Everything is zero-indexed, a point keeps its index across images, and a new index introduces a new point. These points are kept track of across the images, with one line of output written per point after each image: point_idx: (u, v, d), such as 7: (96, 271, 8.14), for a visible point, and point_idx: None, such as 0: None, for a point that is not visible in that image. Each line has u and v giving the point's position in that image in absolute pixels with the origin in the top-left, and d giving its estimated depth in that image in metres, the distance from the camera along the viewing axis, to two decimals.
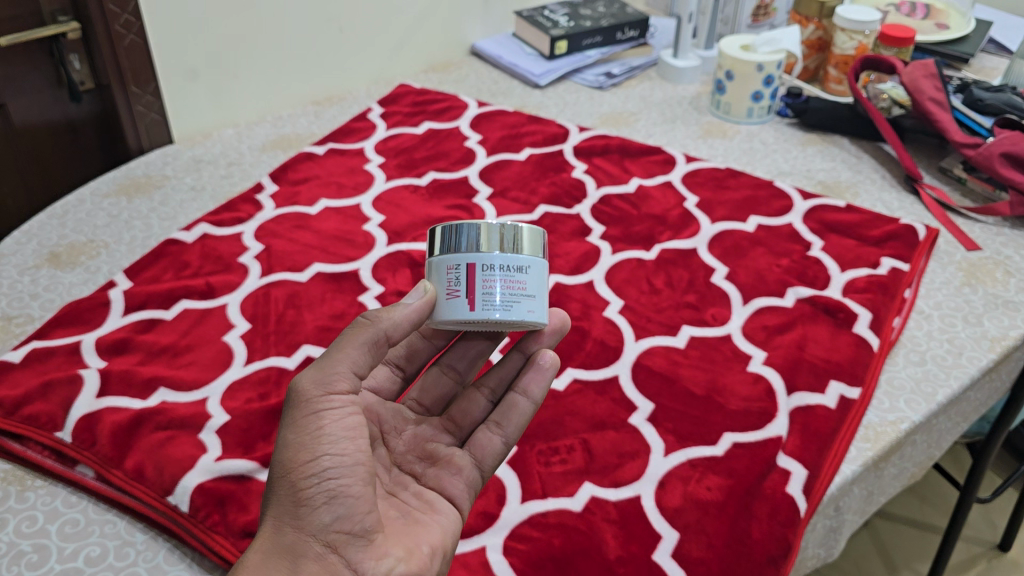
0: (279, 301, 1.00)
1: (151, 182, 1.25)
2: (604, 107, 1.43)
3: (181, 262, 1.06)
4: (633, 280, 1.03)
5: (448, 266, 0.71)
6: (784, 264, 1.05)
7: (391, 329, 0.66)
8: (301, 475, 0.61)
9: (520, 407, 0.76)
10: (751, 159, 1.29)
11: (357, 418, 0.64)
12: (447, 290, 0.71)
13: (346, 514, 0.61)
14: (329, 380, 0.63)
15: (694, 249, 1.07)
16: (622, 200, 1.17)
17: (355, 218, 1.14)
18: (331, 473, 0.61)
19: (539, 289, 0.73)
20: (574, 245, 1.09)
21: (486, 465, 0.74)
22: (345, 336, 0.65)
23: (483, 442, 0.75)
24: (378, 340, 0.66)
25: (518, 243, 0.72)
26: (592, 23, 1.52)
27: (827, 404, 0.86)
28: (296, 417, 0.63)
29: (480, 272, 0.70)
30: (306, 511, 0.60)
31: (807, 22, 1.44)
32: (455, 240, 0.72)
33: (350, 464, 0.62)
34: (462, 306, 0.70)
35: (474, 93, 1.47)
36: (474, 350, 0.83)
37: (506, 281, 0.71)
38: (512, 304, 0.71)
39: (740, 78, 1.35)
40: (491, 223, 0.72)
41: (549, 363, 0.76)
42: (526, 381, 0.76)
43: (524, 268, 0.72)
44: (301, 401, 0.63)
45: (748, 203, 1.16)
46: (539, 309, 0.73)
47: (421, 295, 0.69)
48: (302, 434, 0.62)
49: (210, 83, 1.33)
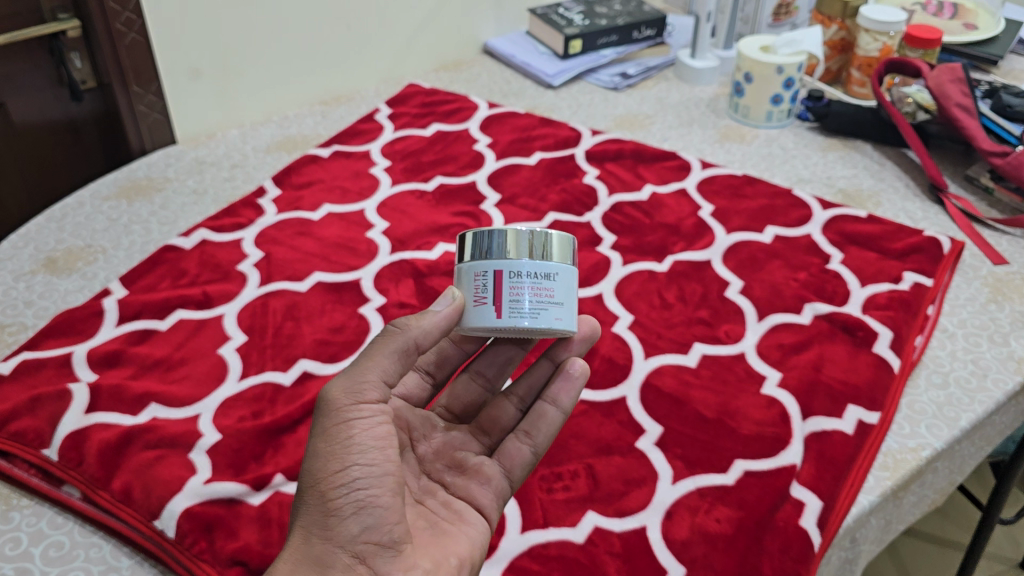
0: (277, 312, 0.97)
1: (152, 184, 1.23)
2: (618, 109, 1.39)
3: (178, 270, 1.03)
4: (643, 293, 0.99)
5: (476, 274, 0.71)
6: (801, 278, 1.01)
7: (421, 338, 0.65)
8: (331, 484, 0.60)
9: (549, 417, 0.75)
10: (769, 165, 1.25)
11: (386, 428, 0.63)
12: (475, 298, 0.71)
13: (376, 524, 0.60)
14: (359, 389, 0.62)
15: (708, 261, 1.04)
16: (634, 208, 1.13)
17: (358, 224, 1.10)
18: (360, 483, 0.60)
19: (567, 296, 0.72)
20: (583, 256, 1.05)
21: (516, 475, 0.73)
22: (374, 345, 0.64)
23: (513, 451, 0.74)
24: (406, 350, 0.65)
25: (547, 250, 0.72)
26: (607, 21, 1.48)
27: (845, 430, 0.82)
28: (327, 427, 0.62)
29: (508, 280, 0.70)
30: (336, 521, 0.60)
31: (829, 23, 1.40)
32: (482, 248, 0.72)
33: (379, 474, 0.61)
34: (489, 313, 0.70)
35: (486, 94, 1.43)
36: (505, 355, 0.81)
37: (534, 289, 0.70)
38: (540, 311, 0.70)
39: (759, 80, 1.31)
40: (519, 229, 0.71)
41: (579, 372, 0.75)
42: (556, 390, 0.75)
43: (553, 276, 0.71)
44: (331, 410, 0.62)
45: (765, 212, 1.11)
46: (567, 317, 0.72)
47: (450, 303, 0.69)
48: (332, 444, 0.61)
49: (215, 83, 1.30)
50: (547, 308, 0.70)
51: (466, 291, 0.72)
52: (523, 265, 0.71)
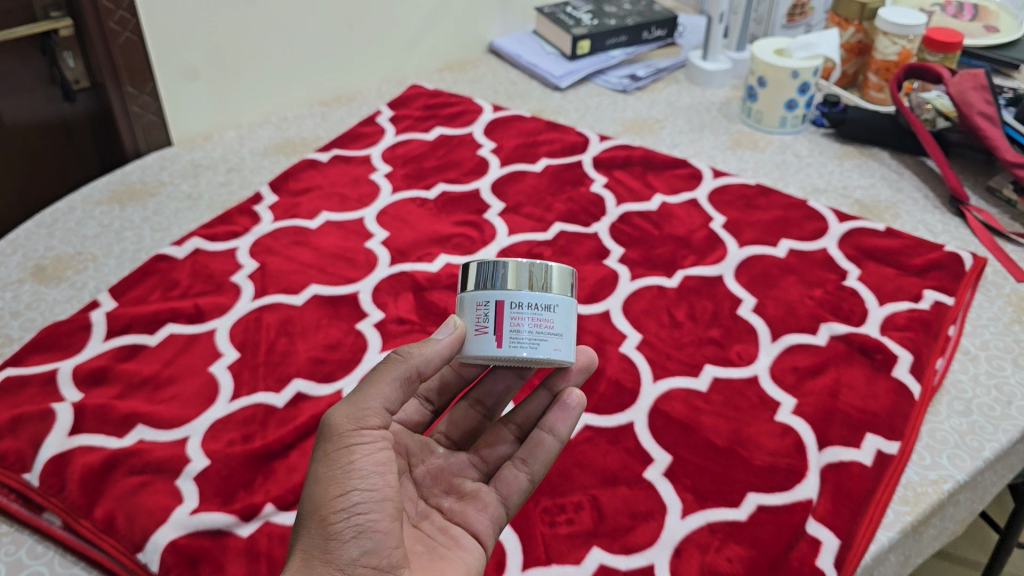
0: (270, 328, 0.93)
1: (146, 188, 1.19)
2: (627, 113, 1.35)
3: (170, 281, 0.99)
4: (652, 311, 0.95)
5: (476, 302, 0.69)
6: (816, 296, 0.97)
7: (423, 365, 0.63)
8: (331, 509, 0.57)
9: (546, 445, 0.71)
10: (783, 174, 1.21)
11: (388, 454, 0.60)
12: (475, 326, 0.69)
13: (375, 549, 0.57)
14: (361, 414, 0.60)
15: (720, 276, 1.00)
16: (642, 219, 1.09)
17: (357, 233, 1.07)
18: (360, 508, 0.57)
19: (566, 327, 0.70)
20: (590, 270, 1.01)
21: (512, 502, 0.70)
22: (377, 371, 0.62)
23: (508, 479, 0.70)
24: (409, 377, 0.63)
25: (550, 281, 0.70)
26: (617, 21, 1.44)
27: (863, 461, 0.78)
28: (327, 450, 0.59)
29: (509, 309, 0.68)
30: (334, 545, 0.57)
31: (846, 24, 1.35)
32: (483, 276, 0.70)
33: (379, 499, 0.58)
34: (488, 342, 0.68)
35: (490, 96, 1.39)
36: (504, 384, 0.79)
37: (534, 320, 0.68)
38: (539, 342, 0.68)
39: (773, 84, 1.26)
40: (519, 260, 0.69)
41: (575, 402, 0.72)
42: (551, 418, 0.71)
43: (555, 307, 0.69)
44: (332, 434, 0.59)
45: (779, 225, 1.07)
46: (567, 348, 0.70)
47: (451, 331, 0.66)
48: (333, 469, 0.58)
49: (212, 84, 1.26)
50: (547, 339, 0.68)
51: (466, 318, 0.70)
52: (525, 295, 0.69)
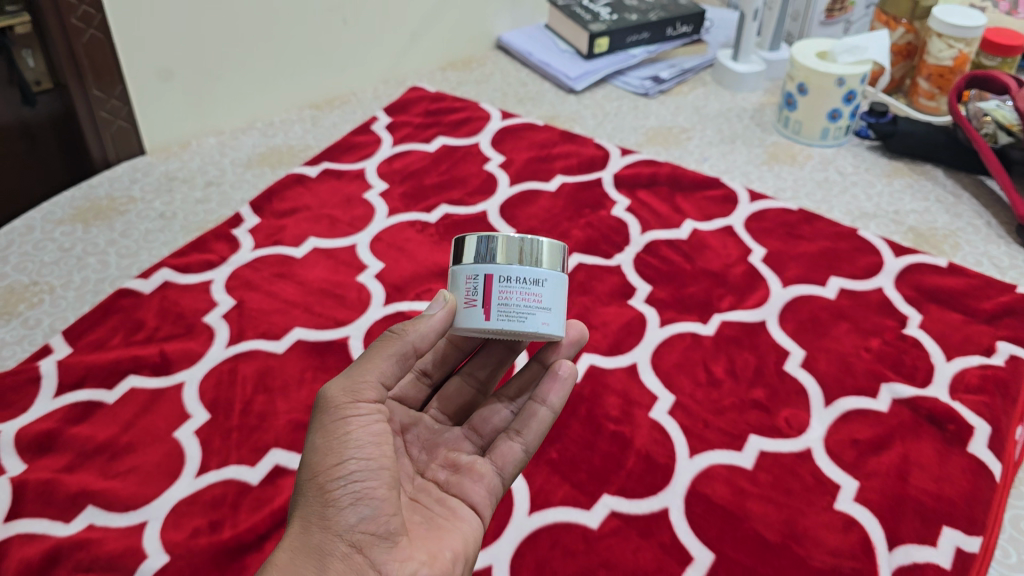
0: (247, 382, 0.81)
1: (114, 205, 1.05)
2: (650, 120, 1.22)
3: (134, 321, 0.86)
4: (685, 365, 0.83)
5: (465, 274, 0.65)
6: (873, 348, 0.86)
7: (419, 341, 0.62)
8: (328, 476, 0.56)
9: (539, 416, 0.68)
10: (826, 196, 1.08)
11: (384, 427, 0.59)
12: (463, 299, 0.65)
13: (373, 515, 0.55)
14: (356, 386, 0.59)
15: (762, 322, 0.88)
16: (672, 250, 0.96)
17: (349, 264, 0.94)
18: (357, 475, 0.56)
19: (556, 302, 0.66)
20: (614, 312, 0.89)
21: (507, 473, 0.66)
22: (374, 347, 0.61)
23: (502, 451, 0.67)
24: (405, 355, 0.61)
25: (539, 255, 0.65)
26: (638, 16, 1.30)
27: (941, 563, 0.67)
28: (323, 422, 0.58)
29: (499, 282, 0.64)
30: (332, 512, 0.55)
31: (895, 24, 1.21)
32: (472, 250, 0.65)
33: (376, 468, 0.57)
34: (476, 316, 0.64)
35: (497, 100, 1.26)
36: (497, 359, 0.77)
37: (523, 294, 0.64)
38: (528, 316, 0.64)
39: (815, 91, 1.13)
40: (510, 234, 0.65)
41: (566, 372, 0.69)
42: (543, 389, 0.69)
43: (545, 282, 0.65)
44: (328, 407, 0.58)
45: (827, 260, 0.95)
46: (556, 324, 0.66)
47: (442, 304, 0.64)
48: (329, 439, 0.57)
49: (189, 86, 1.13)
50: (536, 313, 0.64)
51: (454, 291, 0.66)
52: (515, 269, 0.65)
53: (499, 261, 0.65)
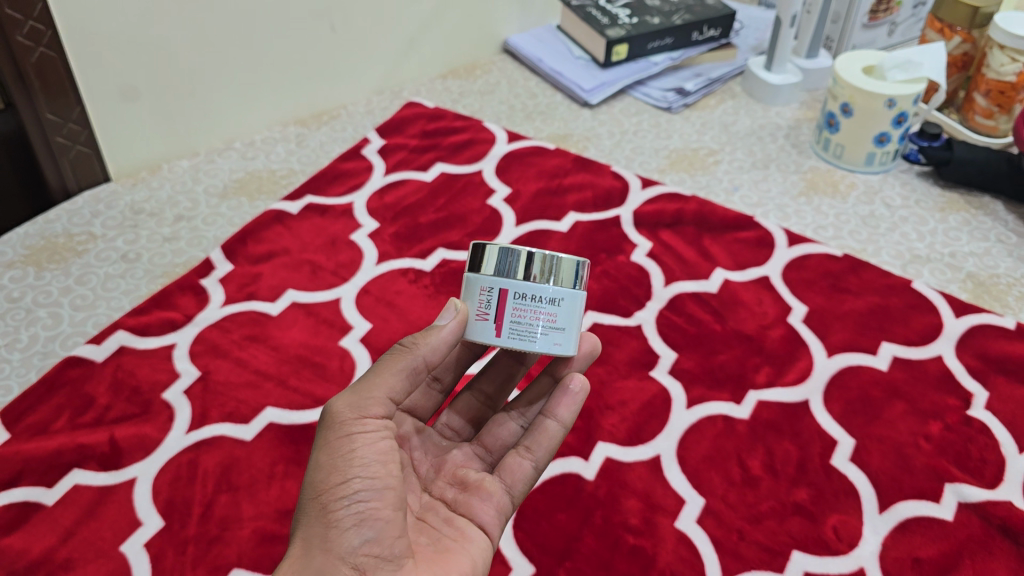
0: (209, 479, 0.70)
1: (71, 243, 0.94)
2: (673, 141, 1.09)
3: (83, 398, 0.75)
4: (715, 458, 0.72)
5: (480, 287, 0.62)
6: (934, 436, 0.74)
7: (430, 354, 0.60)
8: (332, 495, 0.54)
9: (550, 431, 0.66)
10: (871, 235, 0.96)
11: (390, 444, 0.58)
12: (476, 310, 0.61)
13: (377, 538, 0.54)
14: (364, 402, 0.57)
15: (805, 403, 0.76)
16: (699, 307, 0.85)
17: (331, 324, 0.83)
18: (362, 496, 0.54)
19: (571, 320, 0.63)
20: (634, 387, 0.77)
21: (517, 491, 0.64)
22: (384, 363, 0.59)
23: (511, 469, 0.65)
24: (416, 369, 0.60)
25: (557, 273, 0.62)
26: (661, 20, 1.17)
27: None
28: (328, 439, 0.56)
29: (514, 300, 0.61)
30: (336, 533, 0.54)
31: (950, 32, 1.07)
32: (491, 261, 0.62)
33: (382, 487, 0.55)
34: (487, 330, 0.61)
35: (503, 115, 1.14)
36: (505, 373, 0.75)
37: (536, 313, 0.61)
38: (540, 336, 0.61)
39: (861, 113, 0.99)
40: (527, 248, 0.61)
41: (578, 386, 0.66)
42: (555, 403, 0.66)
43: (561, 301, 0.62)
44: (333, 424, 0.57)
45: (878, 321, 0.83)
46: (569, 341, 0.63)
47: (453, 316, 0.61)
48: (334, 457, 0.56)
49: (158, 105, 1.00)
50: (546, 336, 0.61)
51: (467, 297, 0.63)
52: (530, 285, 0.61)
53: (516, 276, 0.61)
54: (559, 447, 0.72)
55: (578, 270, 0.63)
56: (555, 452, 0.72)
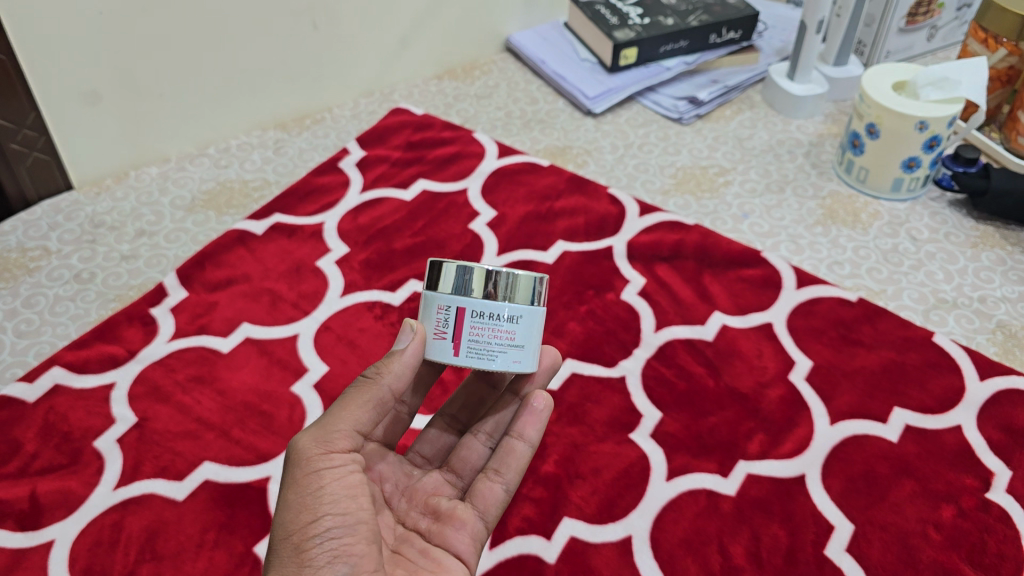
0: (132, 546, 0.64)
1: (21, 259, 0.87)
2: (681, 157, 1.00)
3: (9, 444, 0.70)
4: (693, 541, 0.64)
5: (435, 304, 0.56)
6: (945, 524, 0.65)
7: (395, 385, 0.55)
8: (302, 535, 0.50)
9: (517, 452, 0.60)
10: (893, 274, 0.86)
11: (360, 478, 0.53)
12: (432, 329, 0.56)
13: (352, 574, 0.49)
14: (329, 436, 0.53)
15: (801, 478, 0.68)
16: (692, 357, 0.76)
17: (285, 366, 0.76)
18: (334, 533, 0.50)
19: (531, 335, 0.57)
20: (609, 453, 0.70)
21: (491, 515, 0.58)
22: (349, 395, 0.55)
23: (482, 495, 0.59)
24: (383, 401, 0.55)
25: (516, 288, 0.56)
26: (676, 21, 1.07)
27: None
28: (295, 477, 0.52)
29: (471, 318, 0.55)
30: (308, 574, 0.49)
31: (995, 44, 0.94)
32: (446, 276, 0.56)
33: (353, 524, 0.51)
34: (443, 349, 0.56)
35: (498, 124, 1.06)
36: (476, 397, 0.68)
37: (495, 330, 0.56)
38: (500, 355, 0.56)
39: (888, 135, 0.88)
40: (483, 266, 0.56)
41: (543, 404, 0.61)
42: (519, 422, 0.61)
43: (522, 317, 0.56)
44: (298, 461, 0.52)
45: (891, 382, 0.74)
46: (530, 358, 0.57)
47: (410, 337, 0.56)
48: (302, 496, 0.51)
49: (123, 109, 0.92)
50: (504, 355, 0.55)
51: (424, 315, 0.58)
52: (485, 302, 0.56)
53: (472, 291, 0.56)
54: (519, 522, 0.65)
55: (540, 284, 0.57)
56: (514, 528, 0.65)
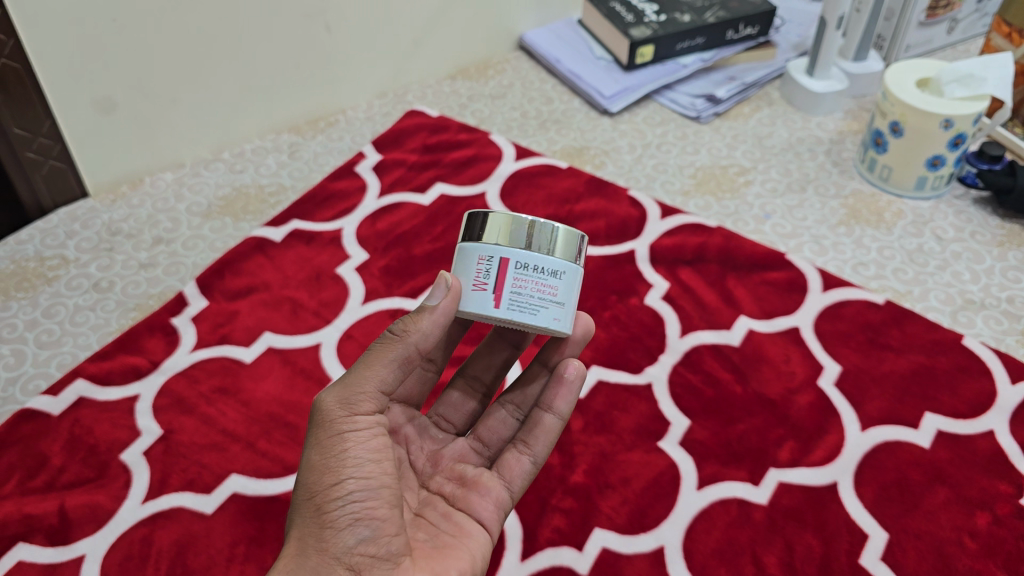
0: (162, 562, 0.63)
1: (40, 268, 0.87)
2: (700, 156, 0.99)
3: (36, 458, 0.69)
4: (726, 552, 0.63)
5: (479, 255, 0.55)
6: (980, 533, 0.64)
7: (421, 343, 0.54)
8: (325, 496, 0.50)
9: (547, 425, 0.60)
10: (919, 275, 0.85)
11: (383, 442, 0.53)
12: (473, 281, 0.55)
13: (373, 538, 0.50)
14: (354, 396, 0.53)
15: (833, 486, 0.67)
16: (718, 363, 0.76)
17: (309, 376, 0.76)
18: (356, 496, 0.51)
19: (570, 295, 0.56)
20: (638, 462, 0.69)
21: (516, 488, 0.58)
22: (373, 352, 0.54)
23: (508, 466, 0.59)
24: (409, 361, 0.54)
25: (557, 242, 0.55)
26: (692, 17, 1.06)
27: None
28: (319, 437, 0.52)
29: (515, 267, 0.54)
30: (330, 533, 0.50)
31: (1020, 39, 0.92)
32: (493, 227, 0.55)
33: (376, 488, 0.51)
34: (484, 301, 0.54)
35: (513, 124, 1.05)
36: (500, 361, 0.67)
37: (539, 283, 0.54)
38: (542, 310, 0.54)
39: (913, 134, 0.86)
40: (526, 217, 0.55)
41: (574, 374, 0.60)
42: (551, 394, 0.60)
43: (565, 273, 0.55)
44: (323, 420, 0.52)
45: (920, 387, 0.73)
46: (568, 319, 0.56)
47: (444, 293, 0.54)
48: (325, 458, 0.51)
49: (137, 115, 0.91)
50: (548, 309, 0.54)
51: (461, 270, 0.56)
52: (532, 254, 0.55)
53: (519, 242, 0.55)
54: (549, 533, 0.64)
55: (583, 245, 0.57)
56: (545, 540, 0.64)
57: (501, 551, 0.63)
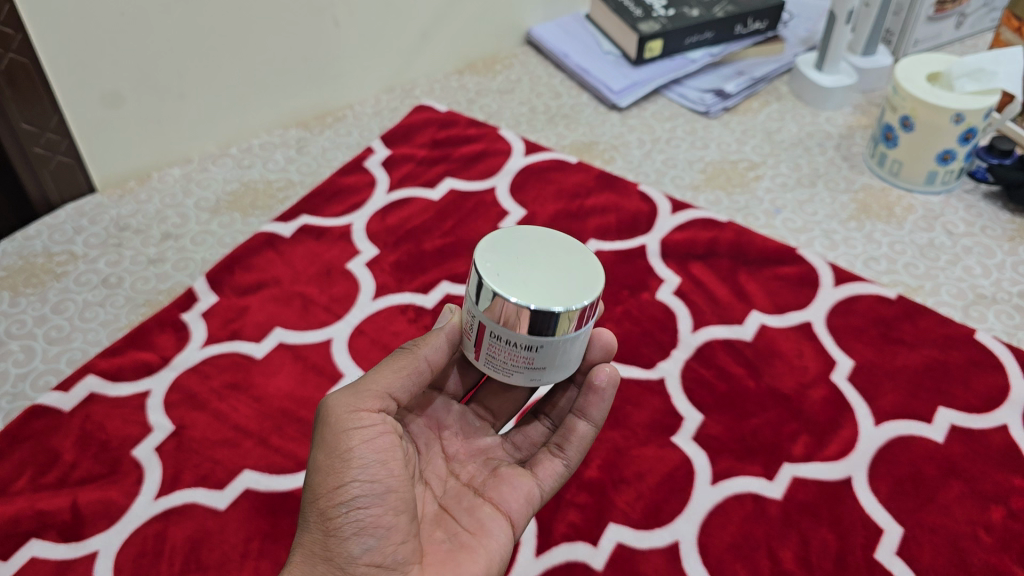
0: (176, 558, 0.63)
1: (49, 263, 0.86)
2: (709, 151, 0.99)
3: (47, 454, 0.69)
4: (741, 547, 0.63)
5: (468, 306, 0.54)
6: (995, 527, 0.64)
7: (432, 356, 0.57)
8: (330, 501, 0.51)
9: (580, 431, 0.60)
10: (930, 270, 0.85)
11: (391, 439, 0.53)
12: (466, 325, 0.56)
13: (378, 547, 0.51)
14: (360, 396, 0.54)
15: (847, 481, 0.67)
16: (731, 357, 0.75)
17: (321, 372, 0.75)
18: (361, 502, 0.51)
19: (553, 360, 0.54)
20: (653, 457, 0.69)
21: (547, 487, 0.59)
22: (387, 361, 0.56)
23: (542, 466, 0.59)
24: (419, 369, 0.56)
25: (532, 326, 0.51)
26: (701, 12, 1.06)
27: None
28: (325, 438, 0.53)
29: (488, 339, 0.53)
30: (336, 542, 0.51)
31: None
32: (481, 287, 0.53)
33: (382, 492, 0.51)
34: (470, 347, 0.56)
35: (522, 119, 1.05)
36: None
37: (512, 355, 0.53)
38: (516, 372, 0.54)
39: (924, 128, 0.86)
40: (503, 297, 0.51)
41: (605, 382, 0.59)
42: (585, 402, 0.60)
43: (541, 349, 0.52)
44: (328, 419, 0.53)
45: (933, 381, 0.73)
46: (556, 371, 0.55)
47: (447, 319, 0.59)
48: (331, 458, 0.52)
49: (145, 110, 0.91)
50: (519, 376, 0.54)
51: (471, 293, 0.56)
52: (505, 331, 0.52)
53: (495, 318, 0.52)
54: (565, 529, 0.64)
55: (575, 318, 0.51)
56: (560, 535, 0.64)
57: (516, 547, 0.63)
